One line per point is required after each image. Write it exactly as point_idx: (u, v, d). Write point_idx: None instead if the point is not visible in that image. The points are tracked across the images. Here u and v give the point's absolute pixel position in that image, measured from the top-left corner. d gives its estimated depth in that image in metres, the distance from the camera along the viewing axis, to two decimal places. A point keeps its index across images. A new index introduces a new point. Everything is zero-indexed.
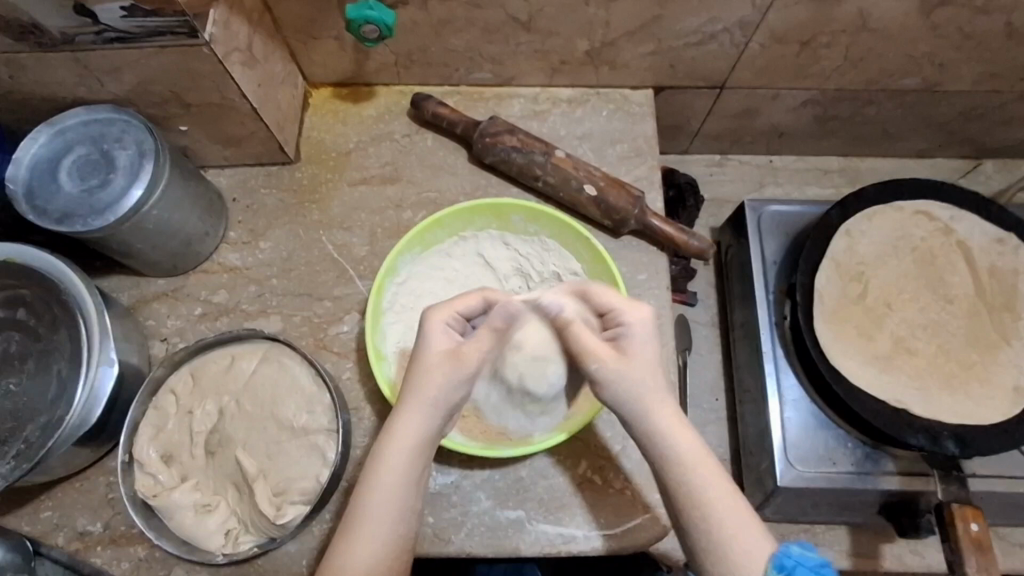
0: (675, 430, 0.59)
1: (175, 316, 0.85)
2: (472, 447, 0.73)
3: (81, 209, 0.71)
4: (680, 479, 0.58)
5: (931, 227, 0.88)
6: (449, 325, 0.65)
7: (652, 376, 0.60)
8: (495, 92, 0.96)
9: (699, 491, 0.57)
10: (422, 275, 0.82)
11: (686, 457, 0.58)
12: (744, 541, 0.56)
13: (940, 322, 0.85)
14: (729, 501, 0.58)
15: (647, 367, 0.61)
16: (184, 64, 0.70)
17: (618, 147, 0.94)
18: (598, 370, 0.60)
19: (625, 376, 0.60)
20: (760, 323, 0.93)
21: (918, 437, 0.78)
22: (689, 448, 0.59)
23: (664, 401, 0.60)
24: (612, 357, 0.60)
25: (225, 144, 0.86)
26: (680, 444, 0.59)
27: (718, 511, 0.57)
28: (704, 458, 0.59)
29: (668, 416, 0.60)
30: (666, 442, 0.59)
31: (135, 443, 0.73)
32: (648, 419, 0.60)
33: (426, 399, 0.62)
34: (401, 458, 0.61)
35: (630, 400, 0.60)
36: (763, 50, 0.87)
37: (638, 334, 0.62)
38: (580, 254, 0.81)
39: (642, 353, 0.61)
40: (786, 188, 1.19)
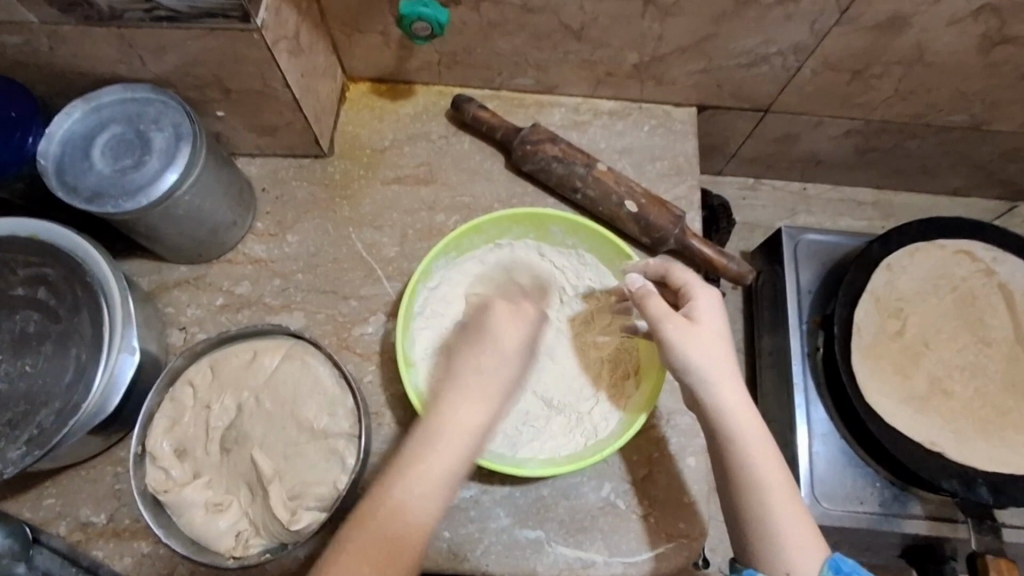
0: (742, 411, 0.60)
1: (195, 305, 0.83)
2: (502, 467, 0.69)
3: (113, 189, 0.68)
4: (740, 457, 0.59)
5: (973, 267, 0.87)
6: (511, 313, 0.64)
7: (719, 348, 0.61)
8: (536, 99, 0.95)
9: (756, 476, 0.59)
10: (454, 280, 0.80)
11: (750, 440, 0.59)
12: (796, 533, 0.58)
13: (977, 364, 0.83)
14: (784, 489, 0.59)
15: (717, 340, 0.61)
16: (230, 49, 0.68)
17: (658, 164, 0.92)
18: (671, 333, 0.60)
19: (699, 341, 0.60)
20: (792, 352, 0.91)
21: (951, 482, 0.77)
22: (753, 433, 0.60)
23: (735, 382, 0.60)
24: (685, 325, 0.61)
25: (262, 132, 0.84)
26: (747, 426, 0.60)
27: (775, 500, 0.58)
28: (768, 448, 0.60)
29: (737, 397, 0.60)
30: (731, 419, 0.59)
31: (149, 434, 0.70)
32: (716, 394, 0.60)
33: (488, 385, 0.59)
34: (467, 441, 0.58)
35: (702, 369, 0.60)
36: (815, 76, 0.86)
37: (707, 309, 0.63)
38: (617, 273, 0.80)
39: (714, 325, 0.62)
40: (818, 218, 1.18)
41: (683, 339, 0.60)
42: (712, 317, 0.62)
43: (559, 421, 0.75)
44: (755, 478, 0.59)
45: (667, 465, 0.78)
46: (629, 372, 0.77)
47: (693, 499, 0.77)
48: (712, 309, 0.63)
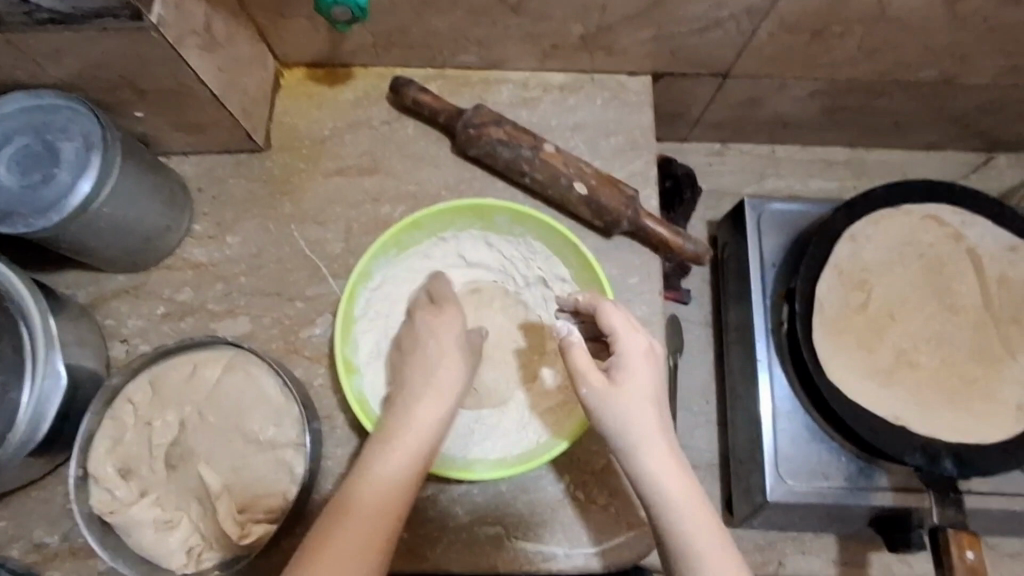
0: (667, 474, 0.57)
1: (136, 316, 0.80)
2: (446, 471, 0.68)
3: (23, 208, 0.65)
4: (667, 523, 0.56)
5: (941, 232, 0.83)
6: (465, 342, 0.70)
7: (642, 408, 0.59)
8: (482, 76, 0.89)
9: (685, 542, 0.55)
10: (398, 278, 0.78)
11: (674, 503, 0.56)
12: None
13: (943, 333, 0.81)
14: (719, 554, 0.55)
15: (637, 399, 0.59)
16: (132, 49, 0.63)
17: (613, 139, 0.88)
18: (586, 395, 0.60)
19: (614, 402, 0.59)
20: (755, 328, 0.89)
21: (915, 456, 0.76)
22: (680, 497, 0.57)
23: (657, 443, 0.58)
24: (602, 385, 0.60)
25: (189, 131, 0.80)
26: (672, 492, 0.57)
27: (706, 569, 0.54)
28: (698, 512, 0.56)
29: (661, 462, 0.58)
30: (654, 482, 0.57)
31: (90, 457, 0.68)
32: (636, 458, 0.58)
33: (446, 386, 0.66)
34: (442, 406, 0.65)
35: (619, 430, 0.59)
36: (772, 39, 0.81)
37: (630, 364, 0.61)
38: (567, 261, 0.77)
39: (634, 382, 0.60)
40: (788, 181, 1.12)
41: (603, 402, 0.59)
42: (642, 373, 0.61)
43: (514, 418, 0.74)
44: (684, 545, 0.55)
45: None
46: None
47: None
48: (644, 361, 0.62)
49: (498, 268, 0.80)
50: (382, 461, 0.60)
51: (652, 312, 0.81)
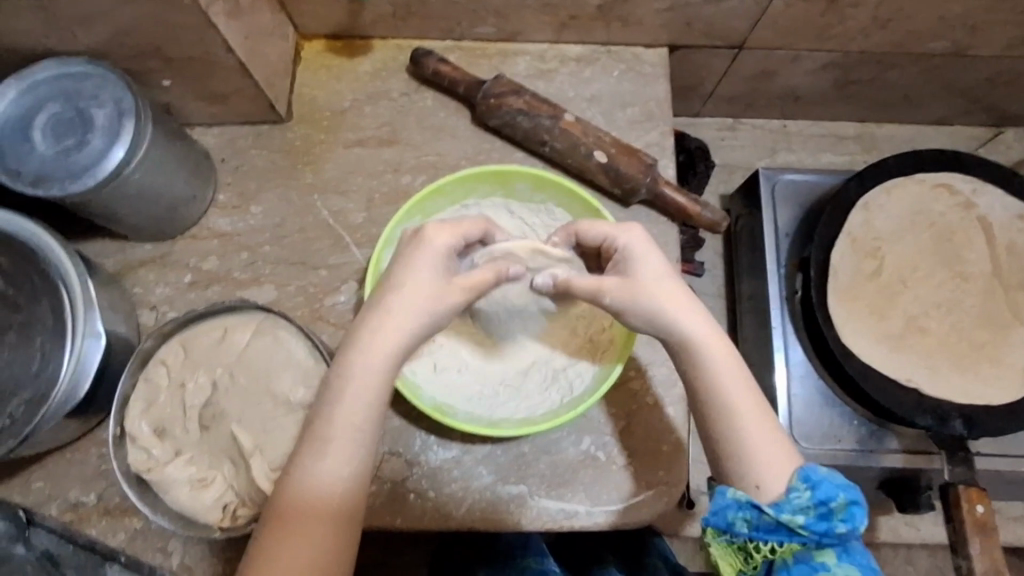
0: (704, 338, 0.59)
1: (163, 284, 0.82)
2: (474, 429, 0.69)
3: (58, 172, 0.66)
4: (708, 384, 0.59)
5: (952, 201, 0.85)
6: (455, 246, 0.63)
7: (663, 284, 0.61)
8: (499, 48, 0.90)
9: (726, 400, 0.58)
10: None
11: (714, 363, 0.59)
12: (774, 451, 0.57)
13: (954, 300, 0.83)
14: (755, 408, 0.58)
15: (655, 276, 0.61)
16: (162, 15, 0.64)
17: (629, 110, 0.89)
18: (613, 301, 0.61)
19: (637, 290, 0.60)
20: (770, 297, 0.91)
21: (926, 418, 0.78)
22: (717, 355, 0.59)
23: (689, 309, 0.60)
24: (619, 284, 0.61)
25: (213, 101, 0.81)
26: (711, 352, 0.59)
27: (747, 425, 0.57)
28: (735, 369, 0.59)
29: (698, 328, 0.60)
30: (694, 344, 0.59)
31: (126, 416, 0.71)
32: (675, 328, 0.60)
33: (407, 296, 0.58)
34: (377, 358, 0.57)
35: (652, 310, 0.60)
36: (787, 9, 0.82)
37: (638, 255, 0.62)
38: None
39: (647, 270, 0.61)
40: (799, 155, 1.14)
41: (626, 296, 0.60)
42: (643, 251, 0.62)
43: (540, 377, 0.76)
44: (724, 403, 0.58)
45: (645, 416, 0.79)
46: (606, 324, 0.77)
47: (672, 447, 0.78)
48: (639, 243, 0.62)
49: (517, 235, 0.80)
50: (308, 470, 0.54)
51: None
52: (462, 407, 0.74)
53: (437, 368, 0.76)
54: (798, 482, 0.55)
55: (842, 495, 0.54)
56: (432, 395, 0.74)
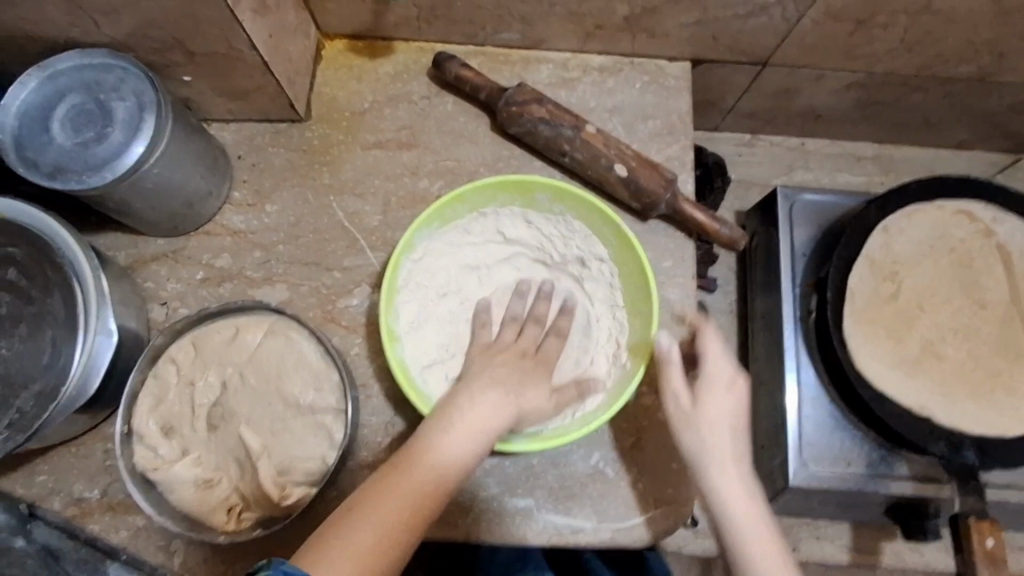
0: (735, 489, 0.67)
1: (175, 280, 0.81)
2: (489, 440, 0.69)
3: (76, 165, 0.66)
4: (731, 529, 0.65)
5: (972, 228, 0.84)
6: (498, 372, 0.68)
7: (718, 429, 0.68)
8: (522, 55, 0.90)
9: (745, 542, 0.65)
10: (437, 250, 0.79)
11: (738, 511, 0.66)
12: None
13: (970, 328, 0.82)
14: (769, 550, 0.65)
15: (716, 417, 0.69)
16: (189, 10, 0.63)
17: (650, 123, 0.88)
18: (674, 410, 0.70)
19: (699, 419, 0.68)
20: (784, 316, 0.90)
21: (939, 445, 0.77)
22: (743, 504, 0.66)
23: (733, 460, 0.68)
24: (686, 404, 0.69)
25: (233, 97, 0.80)
26: (740, 502, 0.66)
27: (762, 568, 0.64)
28: (759, 515, 0.66)
29: (733, 477, 0.67)
30: (726, 488, 0.67)
31: (135, 413, 0.70)
32: (714, 471, 0.67)
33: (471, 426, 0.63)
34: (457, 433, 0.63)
35: (702, 444, 0.68)
36: (815, 27, 0.81)
37: (714, 390, 0.70)
38: (605, 239, 0.78)
39: (714, 408, 0.69)
40: (816, 174, 1.13)
41: (686, 419, 0.69)
42: (713, 399, 0.69)
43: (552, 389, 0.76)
44: (741, 541, 0.65)
45: (655, 433, 0.78)
46: (618, 340, 0.78)
47: (681, 466, 0.77)
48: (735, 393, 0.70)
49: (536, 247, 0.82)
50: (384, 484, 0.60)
51: (685, 295, 0.82)
52: None
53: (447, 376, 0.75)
54: None
55: None
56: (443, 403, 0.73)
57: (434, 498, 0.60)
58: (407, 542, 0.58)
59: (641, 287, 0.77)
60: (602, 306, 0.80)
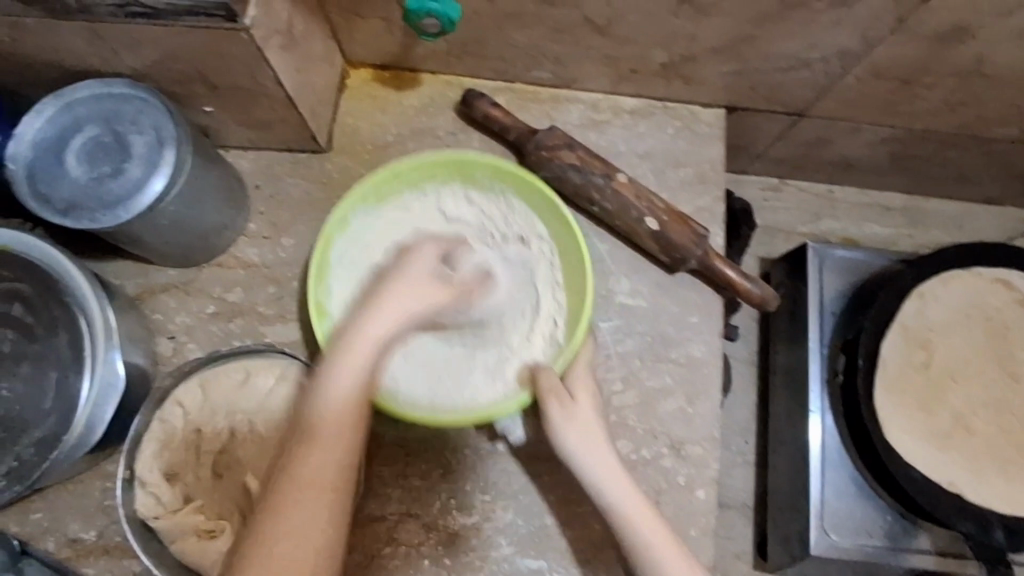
0: (617, 481, 0.66)
1: (184, 312, 0.78)
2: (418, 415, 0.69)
3: (90, 201, 0.63)
4: (623, 527, 0.64)
5: (1008, 297, 0.82)
6: (435, 264, 0.59)
7: (591, 425, 0.68)
8: (552, 94, 0.87)
9: (641, 540, 0.64)
10: (376, 227, 0.78)
11: (623, 507, 0.65)
12: None
13: (1005, 402, 0.79)
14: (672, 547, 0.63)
15: (586, 411, 0.69)
16: (217, 47, 0.61)
17: (681, 171, 0.86)
18: (553, 410, 0.68)
19: (571, 415, 0.68)
20: (809, 377, 0.87)
21: (967, 524, 0.75)
22: (631, 500, 0.65)
23: (607, 456, 0.67)
24: (563, 403, 0.69)
25: (253, 127, 0.77)
26: (624, 497, 0.65)
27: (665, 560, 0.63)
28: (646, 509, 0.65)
29: (612, 467, 0.67)
30: (604, 487, 0.66)
31: (137, 458, 0.68)
32: (590, 471, 0.67)
33: (397, 316, 0.54)
34: (388, 329, 0.53)
35: (581, 444, 0.67)
36: (858, 84, 0.78)
37: (580, 377, 0.72)
38: (546, 220, 0.77)
39: (586, 401, 0.70)
40: (843, 223, 1.10)
41: (562, 416, 0.68)
42: (584, 388, 0.71)
43: (481, 372, 0.74)
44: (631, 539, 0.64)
45: (675, 496, 0.75)
46: (556, 322, 0.75)
47: (700, 533, 0.74)
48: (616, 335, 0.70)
49: (476, 224, 0.79)
50: (305, 455, 0.51)
51: (710, 353, 0.79)
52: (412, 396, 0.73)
53: (402, 357, 0.75)
54: None
55: None
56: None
57: (358, 425, 0.53)
58: (342, 487, 0.52)
59: (578, 263, 0.75)
60: (543, 286, 0.77)
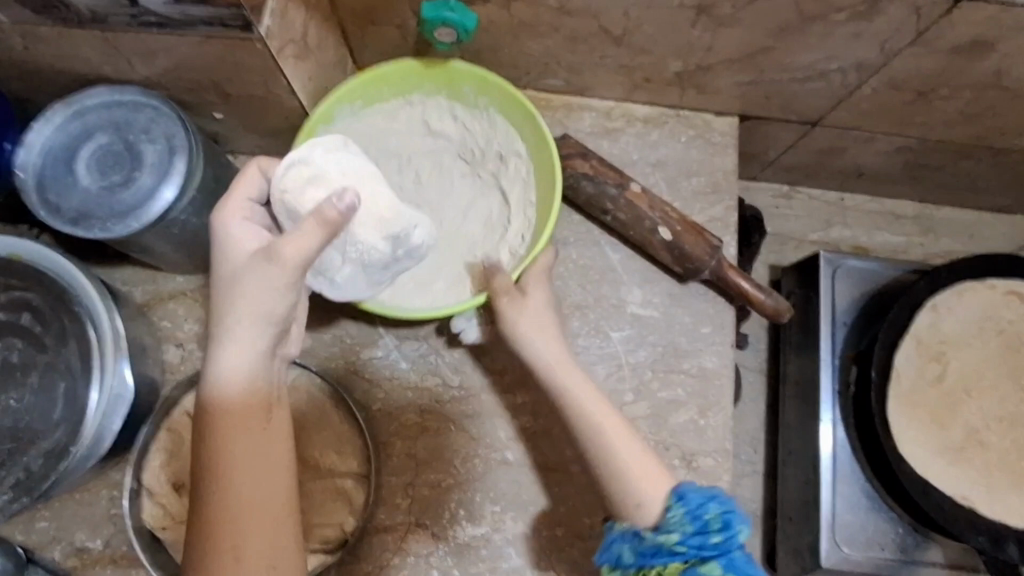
0: (578, 384, 0.66)
1: (192, 320, 0.77)
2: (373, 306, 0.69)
3: (100, 210, 0.63)
4: (579, 417, 0.65)
5: (1023, 310, 0.81)
6: (245, 211, 0.58)
7: (541, 318, 0.70)
8: (565, 101, 0.86)
9: (597, 427, 0.64)
10: (358, 129, 0.78)
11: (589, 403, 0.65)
12: (650, 488, 0.62)
13: (1019, 416, 0.78)
14: (626, 441, 0.64)
15: (534, 307, 0.70)
16: (230, 57, 0.61)
17: (694, 180, 0.85)
18: (506, 303, 0.69)
19: (521, 307, 0.69)
20: (821, 387, 0.86)
21: (979, 538, 0.74)
22: (588, 397, 0.66)
23: (562, 353, 0.68)
24: (511, 296, 0.69)
25: (264, 134, 0.77)
26: (583, 397, 0.66)
27: (617, 448, 0.63)
28: (600, 401, 0.66)
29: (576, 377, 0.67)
30: (555, 376, 0.67)
31: (146, 468, 0.68)
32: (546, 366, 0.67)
33: (254, 311, 0.54)
34: (260, 324, 0.54)
35: (533, 337, 0.68)
36: (873, 95, 0.78)
37: (533, 282, 0.72)
38: (524, 136, 0.77)
39: (535, 300, 0.70)
40: (854, 231, 1.09)
41: (514, 308, 0.69)
42: (536, 289, 0.71)
43: (447, 276, 0.76)
44: (597, 435, 0.64)
45: None
46: (523, 238, 0.76)
47: None
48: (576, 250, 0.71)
49: (459, 141, 0.80)
50: (238, 483, 0.53)
51: (722, 365, 0.79)
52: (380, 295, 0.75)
53: None
54: (674, 501, 0.60)
55: (716, 508, 0.59)
56: None
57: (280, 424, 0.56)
58: (288, 484, 0.55)
59: (548, 173, 0.75)
60: (515, 205, 0.77)
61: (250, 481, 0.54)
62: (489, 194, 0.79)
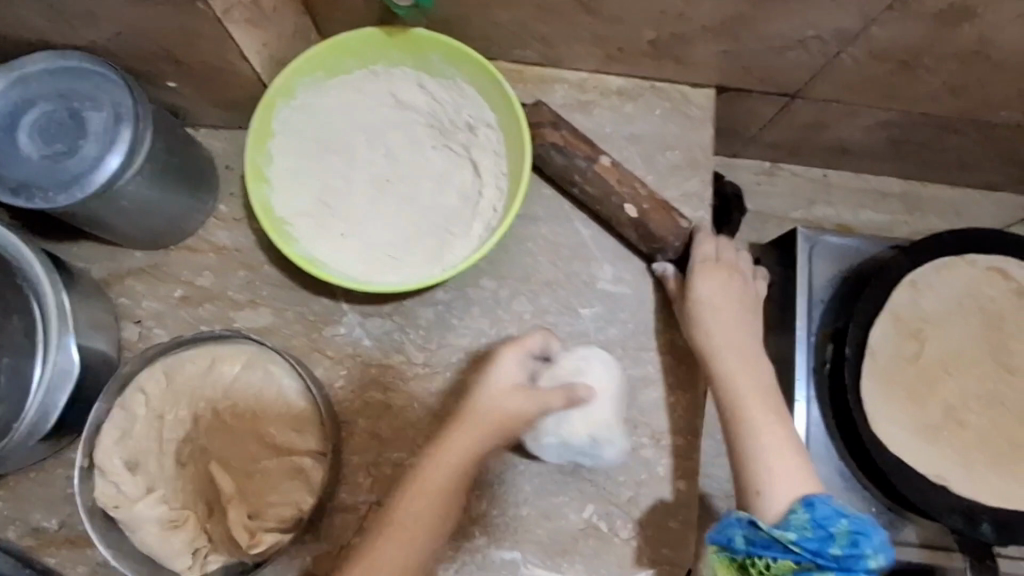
0: (739, 369, 0.68)
1: (152, 297, 0.76)
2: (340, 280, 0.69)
3: (45, 180, 0.60)
4: (730, 397, 0.67)
5: (1004, 288, 0.79)
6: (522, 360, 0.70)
7: (729, 299, 0.71)
8: (537, 73, 0.84)
9: (742, 409, 0.66)
10: (323, 101, 0.75)
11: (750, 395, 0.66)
12: (799, 481, 0.62)
13: (998, 394, 0.77)
14: (779, 438, 0.64)
15: (734, 293, 0.71)
16: (177, 21, 0.59)
17: (669, 155, 0.83)
18: (703, 291, 0.71)
19: (724, 298, 0.71)
20: (795, 366, 0.84)
21: (954, 518, 0.73)
22: (753, 385, 0.67)
23: (734, 326, 0.70)
24: (715, 277, 0.71)
25: (223, 106, 0.74)
26: (748, 385, 0.67)
27: (773, 443, 0.64)
28: (764, 392, 0.67)
29: (744, 371, 0.68)
30: (710, 341, 0.69)
31: (97, 447, 0.66)
32: (710, 340, 0.69)
33: (423, 488, 0.66)
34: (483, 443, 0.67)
35: (716, 324, 0.70)
36: (854, 66, 0.75)
37: (716, 267, 0.72)
38: (494, 105, 0.75)
39: (734, 292, 0.71)
40: (838, 209, 1.07)
41: (708, 284, 0.71)
42: (711, 283, 0.71)
43: (420, 250, 0.74)
44: (754, 431, 0.65)
45: (654, 487, 0.73)
46: (496, 210, 0.74)
47: (679, 524, 0.73)
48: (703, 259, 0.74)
49: (428, 112, 0.77)
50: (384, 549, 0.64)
51: None
52: (354, 269, 0.73)
53: (347, 234, 0.74)
54: (809, 513, 0.59)
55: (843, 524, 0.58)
56: (313, 251, 0.73)
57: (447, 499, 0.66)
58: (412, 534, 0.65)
59: (520, 141, 0.73)
60: (488, 176, 0.75)
61: (406, 526, 0.65)
62: (461, 167, 0.77)
